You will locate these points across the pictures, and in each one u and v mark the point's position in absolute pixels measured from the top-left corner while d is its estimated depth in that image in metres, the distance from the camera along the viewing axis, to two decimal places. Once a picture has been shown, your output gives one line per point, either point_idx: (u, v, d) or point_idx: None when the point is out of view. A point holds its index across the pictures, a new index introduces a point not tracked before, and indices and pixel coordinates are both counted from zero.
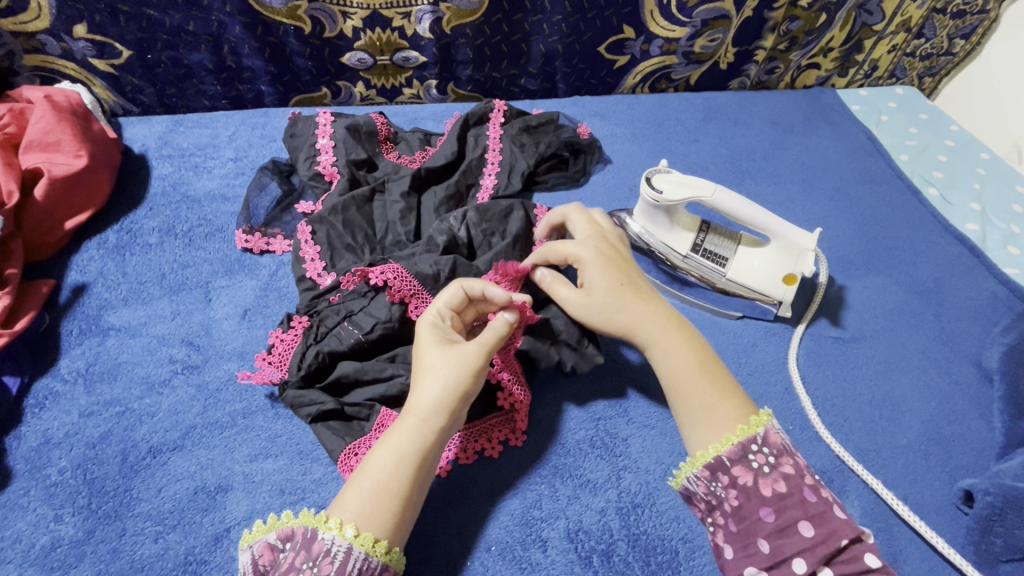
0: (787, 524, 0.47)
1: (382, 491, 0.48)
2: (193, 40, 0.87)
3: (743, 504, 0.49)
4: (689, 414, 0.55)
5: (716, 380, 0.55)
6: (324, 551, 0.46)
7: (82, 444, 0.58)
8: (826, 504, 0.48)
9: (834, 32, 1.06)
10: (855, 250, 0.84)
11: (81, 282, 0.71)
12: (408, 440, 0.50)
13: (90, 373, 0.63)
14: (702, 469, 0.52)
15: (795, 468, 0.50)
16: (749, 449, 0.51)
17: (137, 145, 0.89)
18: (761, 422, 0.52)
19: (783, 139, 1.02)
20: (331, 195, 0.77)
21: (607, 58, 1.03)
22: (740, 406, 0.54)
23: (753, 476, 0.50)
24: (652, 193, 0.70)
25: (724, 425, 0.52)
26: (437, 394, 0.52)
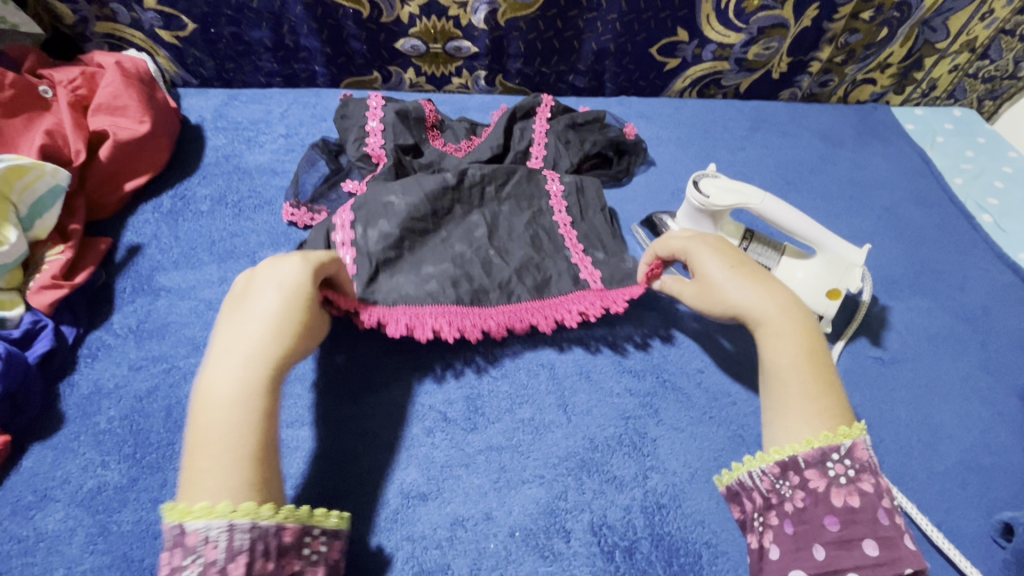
0: (850, 537, 0.47)
1: (228, 458, 0.45)
2: (255, 17, 0.89)
3: (808, 508, 0.50)
4: (783, 405, 0.54)
5: (814, 372, 0.54)
6: (201, 539, 0.43)
7: (130, 396, 0.60)
8: (898, 531, 0.47)
9: (894, 47, 1.03)
10: (901, 271, 0.82)
11: (136, 243, 0.74)
12: (219, 410, 0.47)
13: (141, 329, 0.65)
14: (772, 465, 0.53)
15: (874, 487, 0.49)
16: (829, 457, 0.50)
17: (194, 116, 0.92)
18: (856, 433, 0.51)
19: (833, 153, 1.00)
20: (362, 210, 0.69)
21: (658, 60, 1.02)
22: (834, 408, 0.53)
23: (825, 484, 0.50)
24: (698, 196, 0.70)
25: (805, 427, 0.52)
26: (224, 372, 0.48)
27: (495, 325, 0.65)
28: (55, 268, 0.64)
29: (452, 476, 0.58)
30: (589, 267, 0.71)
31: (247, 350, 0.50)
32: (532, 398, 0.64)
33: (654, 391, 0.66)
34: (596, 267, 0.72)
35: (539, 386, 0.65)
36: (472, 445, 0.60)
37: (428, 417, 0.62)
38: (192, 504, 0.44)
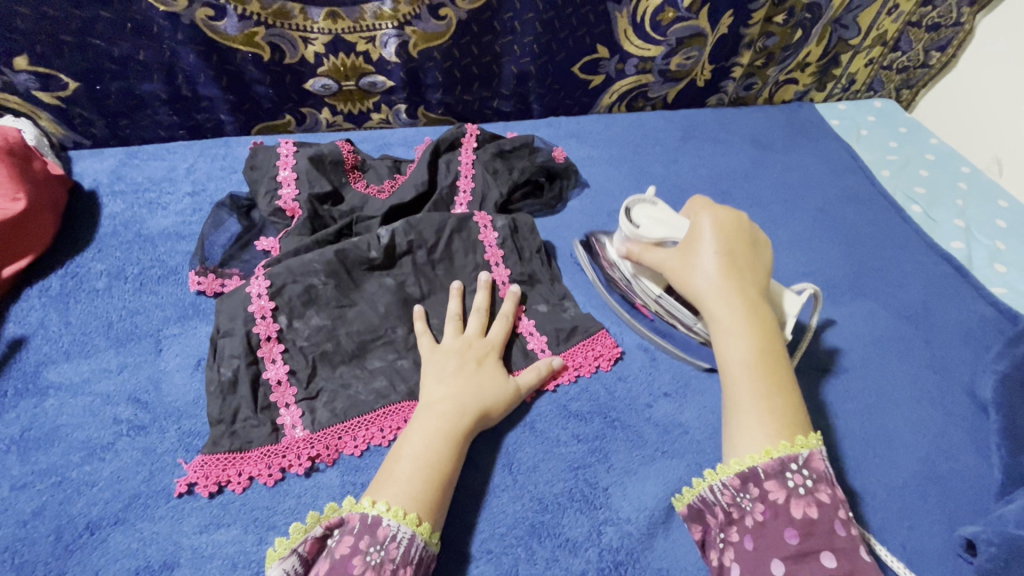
0: (809, 549, 0.48)
1: (428, 476, 0.53)
2: (144, 69, 0.82)
3: (769, 521, 0.50)
4: (743, 414, 0.55)
5: (769, 377, 0.57)
6: (389, 535, 0.49)
7: (12, 522, 0.52)
8: (853, 543, 0.49)
9: (811, 46, 1.05)
10: (840, 274, 0.82)
11: (20, 335, 0.66)
12: (429, 432, 0.56)
13: (25, 439, 0.57)
14: (731, 477, 0.53)
15: (830, 498, 0.50)
16: (788, 467, 0.51)
17: (86, 180, 0.84)
18: (813, 444, 0.53)
19: (764, 156, 1.00)
20: (286, 300, 0.65)
21: (581, 78, 1.00)
22: (792, 419, 0.54)
23: (785, 495, 0.50)
24: (629, 225, 0.70)
25: (766, 436, 0.53)
26: (436, 401, 0.59)
27: None
28: None
29: None
30: (535, 333, 0.69)
31: (465, 400, 0.59)
32: (477, 461, 0.59)
33: (602, 434, 0.63)
34: (542, 330, 0.69)
35: (483, 446, 0.60)
36: None
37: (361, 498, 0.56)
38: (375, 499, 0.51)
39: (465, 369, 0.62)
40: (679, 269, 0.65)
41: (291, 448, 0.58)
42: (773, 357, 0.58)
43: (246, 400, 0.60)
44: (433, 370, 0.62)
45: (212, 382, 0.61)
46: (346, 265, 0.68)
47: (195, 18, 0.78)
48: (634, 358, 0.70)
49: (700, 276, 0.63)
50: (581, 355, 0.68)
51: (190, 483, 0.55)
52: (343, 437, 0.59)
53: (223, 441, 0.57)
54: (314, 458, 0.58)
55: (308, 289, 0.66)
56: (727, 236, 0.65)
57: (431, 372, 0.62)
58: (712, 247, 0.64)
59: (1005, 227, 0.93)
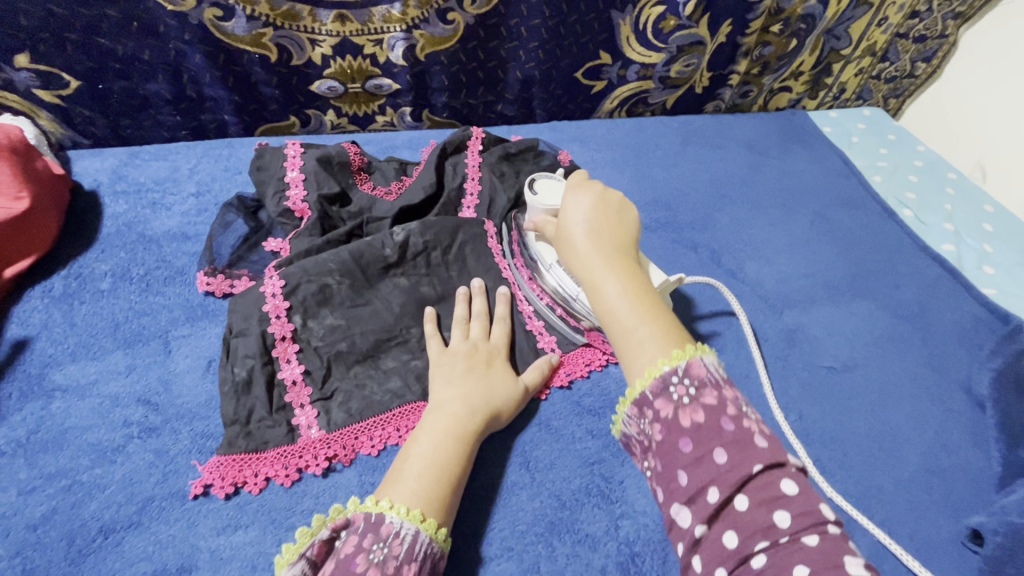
0: (701, 452, 0.47)
1: (437, 477, 0.53)
2: (149, 69, 0.81)
3: (665, 438, 0.49)
4: (627, 350, 0.54)
5: (643, 309, 0.54)
6: (393, 532, 0.48)
7: (21, 527, 0.51)
8: (746, 433, 0.47)
9: (805, 56, 1.08)
10: (839, 275, 0.85)
11: (23, 336, 0.64)
12: (437, 433, 0.56)
13: (32, 442, 0.56)
14: (630, 408, 0.52)
15: (715, 399, 0.49)
16: (670, 381, 0.50)
17: (87, 180, 0.83)
18: (693, 353, 0.51)
19: (762, 162, 1.03)
20: (301, 300, 0.64)
21: (584, 84, 1.02)
22: (672, 334, 0.53)
23: (672, 408, 0.49)
24: (528, 194, 0.70)
25: (652, 357, 0.52)
26: (447, 402, 0.58)
27: None
28: None
29: None
30: (546, 333, 0.69)
31: (475, 400, 0.59)
32: (494, 459, 0.60)
33: (615, 429, 0.64)
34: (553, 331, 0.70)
35: (499, 445, 0.61)
36: None
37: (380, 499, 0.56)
38: (387, 500, 0.51)
39: (475, 370, 0.62)
40: (558, 239, 0.63)
41: (308, 448, 0.57)
42: (644, 291, 0.56)
43: (261, 400, 0.59)
44: (442, 372, 0.61)
45: (226, 382, 0.60)
46: (361, 265, 0.68)
47: (203, 18, 0.78)
48: None
49: (574, 241, 0.60)
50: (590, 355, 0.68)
51: (206, 485, 0.54)
52: (359, 438, 0.59)
53: (239, 441, 0.57)
54: (331, 458, 0.57)
55: (323, 290, 0.66)
56: (601, 200, 0.62)
57: (440, 374, 0.61)
58: (584, 210, 0.61)
59: (992, 231, 0.97)
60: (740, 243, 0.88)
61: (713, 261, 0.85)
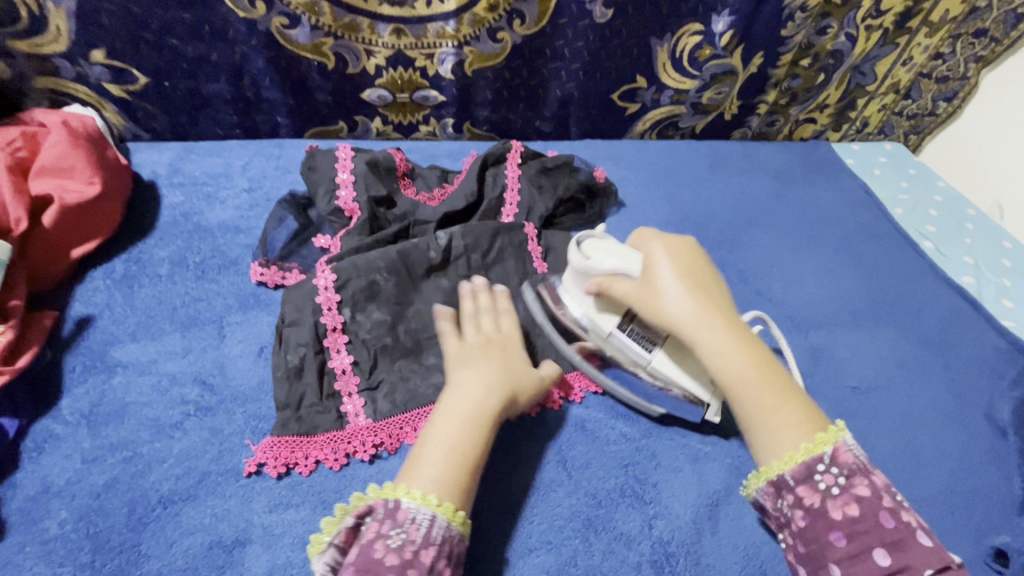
0: (860, 550, 0.49)
1: (455, 461, 0.53)
2: (213, 70, 0.86)
3: (809, 525, 0.51)
4: (765, 413, 0.55)
5: (767, 371, 0.57)
6: (409, 518, 0.49)
7: (85, 493, 0.53)
8: (907, 530, 0.49)
9: (831, 90, 1.12)
10: (863, 301, 0.87)
11: (86, 314, 0.67)
12: (456, 418, 0.56)
13: (95, 414, 0.59)
14: (765, 484, 0.55)
15: (869, 489, 0.51)
16: (816, 468, 0.52)
17: (146, 171, 0.87)
18: (835, 437, 0.53)
19: (787, 189, 1.06)
20: (350, 295, 0.67)
21: (619, 106, 1.06)
22: (808, 410, 0.55)
23: (821, 498, 0.51)
24: (577, 256, 0.65)
25: (789, 441, 0.54)
26: (467, 391, 0.58)
27: None
28: None
29: None
30: None
31: (493, 382, 0.59)
32: (533, 456, 0.62)
33: (647, 432, 0.66)
34: None
35: (538, 443, 0.63)
36: (474, 514, 0.57)
37: None
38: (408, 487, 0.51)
39: (494, 360, 0.62)
40: (643, 303, 0.62)
41: (356, 435, 0.60)
42: (754, 346, 0.58)
43: (312, 386, 0.62)
44: (464, 362, 0.61)
45: (279, 367, 0.63)
46: (407, 264, 0.71)
47: (270, 26, 0.82)
48: None
49: (668, 300, 0.60)
50: None
51: (259, 464, 0.57)
52: (402, 429, 0.61)
53: (291, 424, 0.59)
54: (377, 445, 0.60)
55: (371, 286, 0.68)
56: (676, 254, 0.64)
57: (458, 362, 0.61)
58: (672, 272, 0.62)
59: (1010, 266, 1.00)
60: (767, 265, 0.91)
61: (741, 281, 0.88)
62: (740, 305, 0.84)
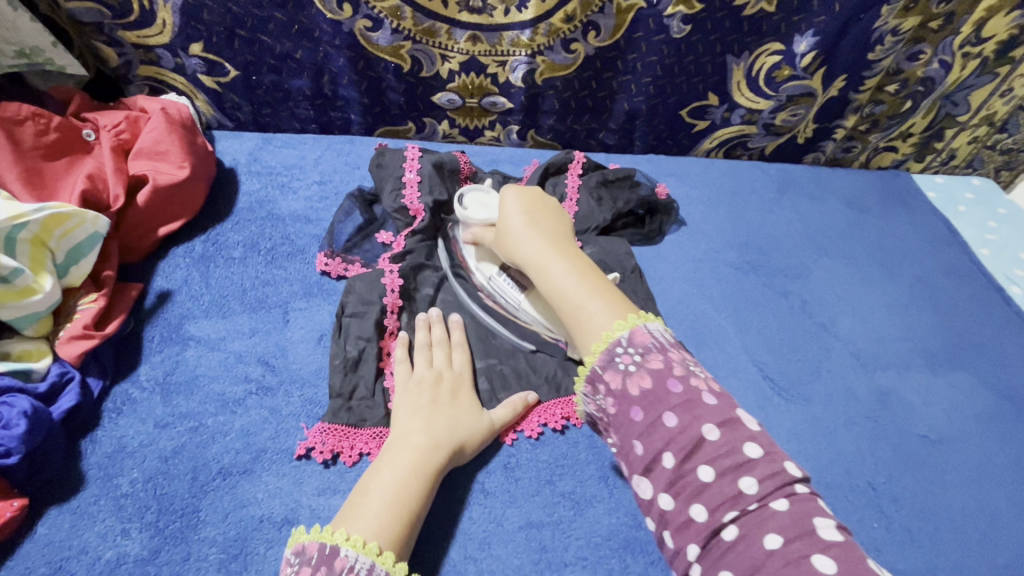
0: (653, 419, 0.51)
1: (396, 507, 0.52)
2: (298, 67, 0.90)
3: (618, 410, 0.53)
4: (577, 318, 0.58)
5: (593, 283, 0.60)
6: (348, 566, 0.47)
7: (155, 456, 0.57)
8: (695, 393, 0.51)
9: (917, 118, 1.06)
10: (939, 344, 0.82)
11: (166, 288, 0.72)
12: (399, 465, 0.54)
13: (168, 383, 0.63)
14: (585, 385, 0.56)
15: (661, 362, 0.53)
16: (614, 351, 0.54)
17: (228, 158, 0.92)
18: (637, 321, 0.55)
19: (861, 219, 1.01)
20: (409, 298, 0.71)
21: (686, 122, 1.04)
22: (624, 309, 0.57)
23: (620, 377, 0.53)
24: (459, 210, 0.70)
25: (603, 322, 0.56)
26: (412, 439, 0.56)
27: (535, 423, 0.64)
28: (88, 317, 0.61)
29: (485, 556, 0.55)
30: None
31: (439, 436, 0.57)
32: (575, 471, 0.61)
33: None
34: None
35: (578, 458, 0.62)
36: (510, 523, 0.57)
37: (463, 490, 0.59)
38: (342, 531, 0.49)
39: (445, 406, 0.60)
40: (500, 235, 0.67)
41: None
42: (589, 270, 0.62)
43: (366, 379, 0.64)
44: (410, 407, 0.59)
45: (337, 357, 0.65)
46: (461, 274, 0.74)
47: (354, 27, 0.86)
48: (731, 394, 0.73)
49: (521, 235, 0.64)
50: None
51: (308, 448, 0.59)
52: None
53: (341, 413, 0.61)
54: None
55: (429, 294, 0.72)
56: (532, 197, 0.69)
57: (404, 405, 0.60)
58: (523, 213, 0.67)
59: None
60: (834, 298, 0.87)
61: (804, 312, 0.84)
62: (802, 337, 0.81)
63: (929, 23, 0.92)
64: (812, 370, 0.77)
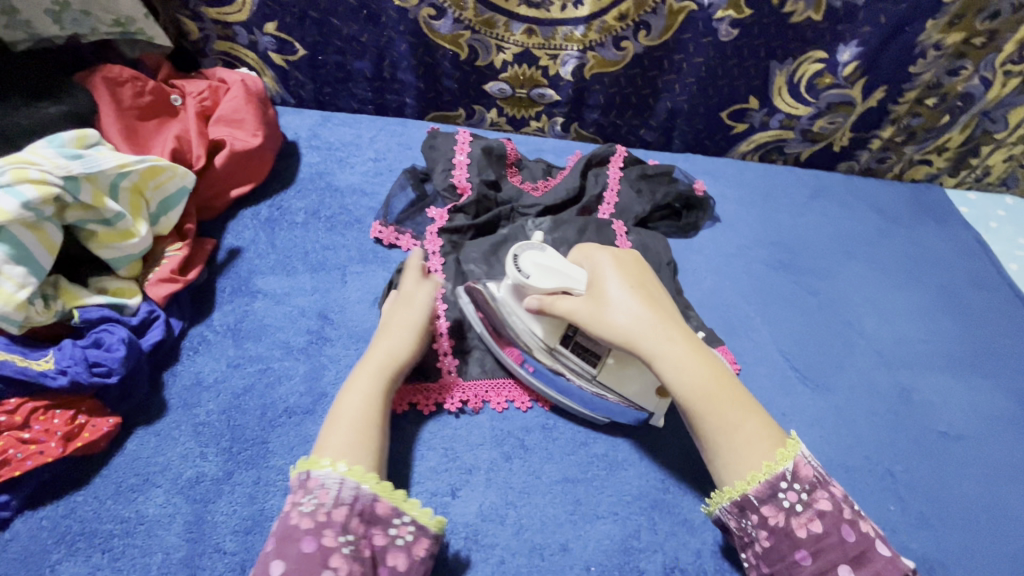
0: (826, 564, 0.52)
1: (367, 427, 0.57)
2: (361, 50, 0.96)
3: (774, 546, 0.54)
4: (724, 434, 0.57)
5: (729, 383, 0.59)
6: (319, 484, 0.53)
7: (228, 392, 0.63)
8: (868, 540, 0.53)
9: (953, 133, 1.07)
10: (964, 350, 0.85)
11: (235, 246, 0.77)
12: (349, 394, 0.60)
13: (239, 328, 0.68)
14: (729, 504, 0.56)
15: (829, 500, 0.54)
16: (779, 487, 0.55)
17: (290, 132, 0.98)
18: (792, 450, 0.56)
19: (891, 228, 1.03)
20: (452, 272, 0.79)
21: (726, 124, 1.07)
22: (766, 422, 0.58)
23: (784, 516, 0.54)
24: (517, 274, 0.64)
25: (762, 451, 0.56)
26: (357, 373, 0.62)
27: None
28: (174, 264, 0.67)
29: (524, 504, 0.62)
30: None
31: (376, 362, 0.62)
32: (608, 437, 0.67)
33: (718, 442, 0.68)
34: None
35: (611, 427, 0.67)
36: (548, 477, 0.64)
37: (506, 443, 0.66)
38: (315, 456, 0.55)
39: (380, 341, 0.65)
40: (594, 312, 0.62)
41: (446, 388, 0.67)
42: (705, 354, 0.60)
43: None
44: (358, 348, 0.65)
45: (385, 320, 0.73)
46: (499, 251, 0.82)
47: (419, 15, 0.91)
48: (759, 381, 0.77)
49: (620, 314, 0.61)
50: None
51: None
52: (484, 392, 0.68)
53: None
54: (463, 401, 0.67)
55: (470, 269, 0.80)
56: (622, 265, 0.65)
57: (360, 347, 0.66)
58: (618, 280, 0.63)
59: None
60: (862, 299, 0.90)
61: (832, 310, 0.87)
62: (828, 333, 0.84)
63: (972, 40, 0.94)
64: (838, 364, 0.80)
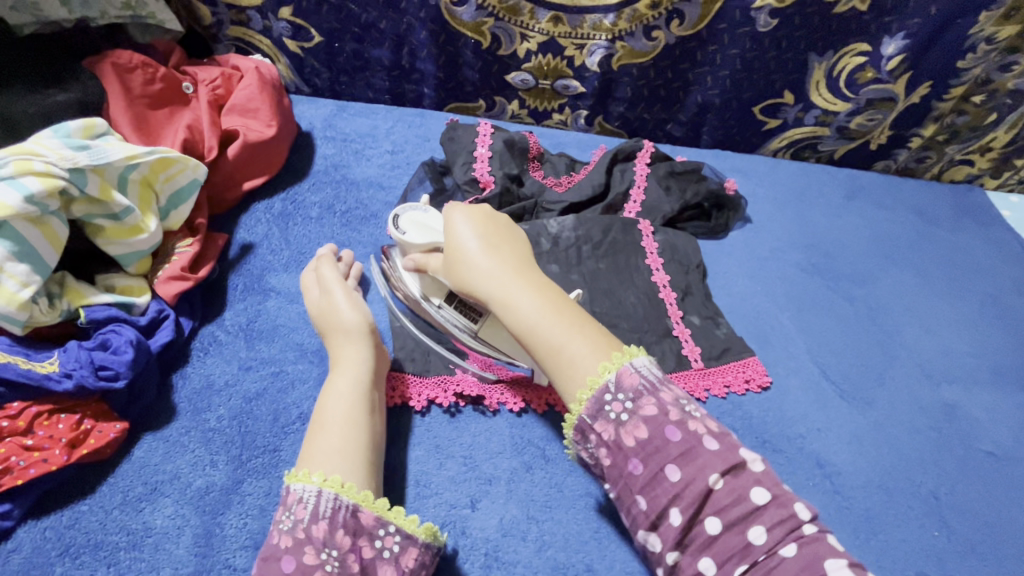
0: (654, 473, 0.49)
1: (350, 441, 0.55)
2: (380, 37, 0.92)
3: (614, 462, 0.51)
4: (561, 365, 0.55)
5: (551, 300, 0.58)
6: (297, 499, 0.50)
7: (239, 396, 0.60)
8: (693, 438, 0.49)
9: (999, 132, 1.01)
10: (1010, 364, 0.80)
11: (248, 241, 0.75)
12: (331, 402, 0.57)
13: (250, 329, 0.66)
14: (575, 433, 0.54)
15: (654, 404, 0.51)
16: (603, 400, 0.52)
17: (305, 122, 0.95)
18: (624, 359, 0.53)
19: (931, 232, 0.98)
20: None
21: (758, 119, 1.02)
22: (603, 342, 0.56)
23: (613, 428, 0.51)
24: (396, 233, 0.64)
25: (590, 368, 0.54)
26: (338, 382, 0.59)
27: None
28: (185, 260, 0.64)
29: (547, 518, 0.59)
30: (689, 341, 0.75)
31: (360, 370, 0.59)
32: None
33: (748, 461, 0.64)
34: (695, 340, 0.76)
35: None
36: (572, 491, 0.61)
37: (527, 453, 0.63)
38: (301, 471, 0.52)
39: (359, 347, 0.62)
40: (451, 264, 0.61)
41: (461, 384, 0.66)
42: (545, 286, 0.59)
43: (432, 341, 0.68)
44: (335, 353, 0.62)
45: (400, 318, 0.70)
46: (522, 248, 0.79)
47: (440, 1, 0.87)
48: (792, 393, 0.73)
49: (471, 260, 0.60)
50: (730, 374, 0.73)
51: None
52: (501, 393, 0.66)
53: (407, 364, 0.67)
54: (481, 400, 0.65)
55: None
56: (484, 215, 0.64)
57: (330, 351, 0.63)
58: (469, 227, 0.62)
59: None
60: (901, 307, 0.85)
61: (870, 319, 0.83)
62: (866, 344, 0.79)
63: None
64: (876, 377, 0.76)
